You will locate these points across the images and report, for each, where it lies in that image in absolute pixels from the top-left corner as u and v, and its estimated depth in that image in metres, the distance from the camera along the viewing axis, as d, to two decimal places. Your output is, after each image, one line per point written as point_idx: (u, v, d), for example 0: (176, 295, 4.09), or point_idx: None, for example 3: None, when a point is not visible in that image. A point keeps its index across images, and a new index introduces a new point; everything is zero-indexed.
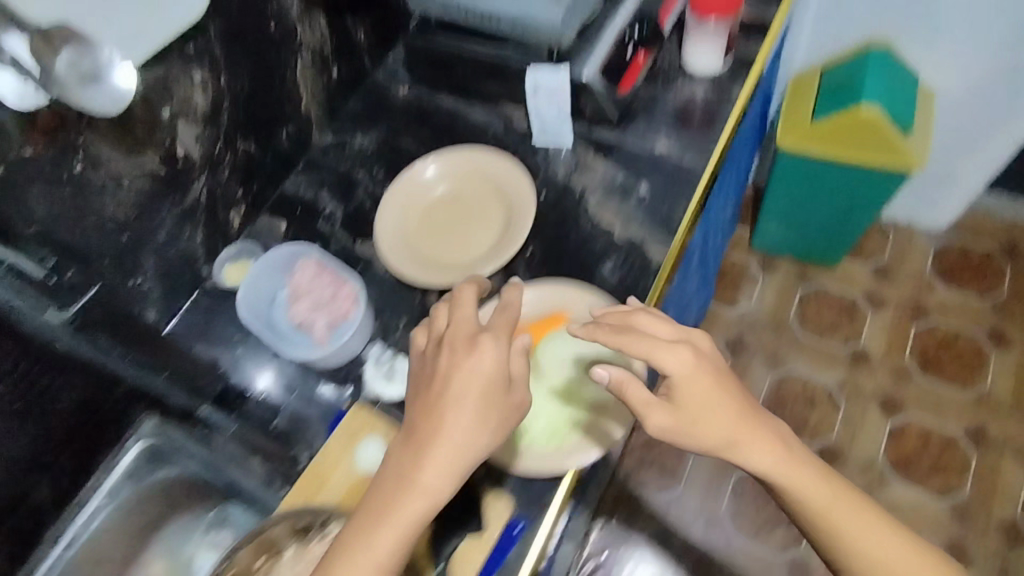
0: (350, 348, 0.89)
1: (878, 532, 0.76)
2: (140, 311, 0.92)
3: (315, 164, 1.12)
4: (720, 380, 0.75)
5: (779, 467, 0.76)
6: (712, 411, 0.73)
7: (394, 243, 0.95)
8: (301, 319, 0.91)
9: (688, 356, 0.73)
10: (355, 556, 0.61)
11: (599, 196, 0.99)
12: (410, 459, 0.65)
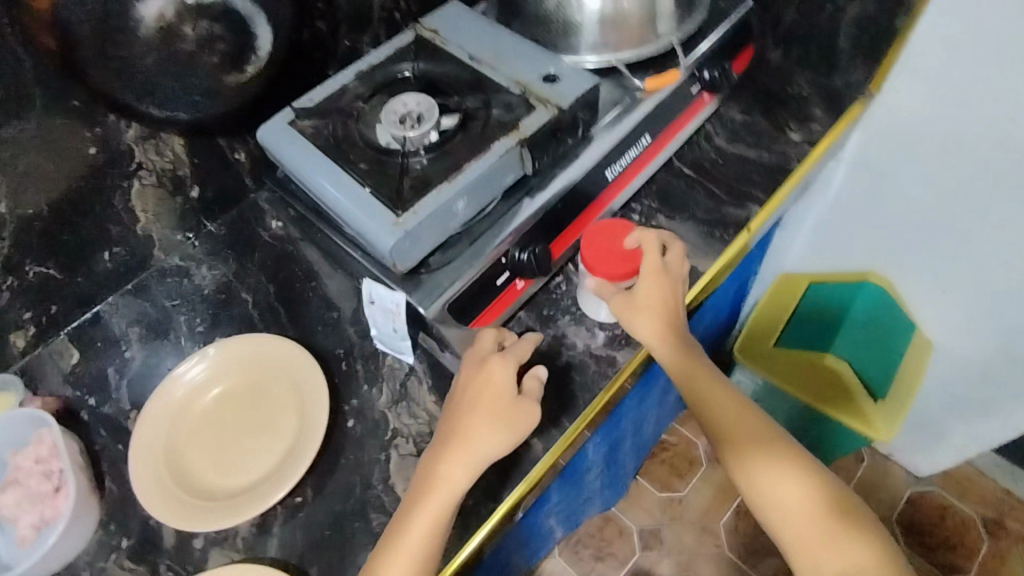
0: (37, 571, 0.73)
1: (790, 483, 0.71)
2: None
3: (145, 288, 0.97)
4: (679, 311, 0.78)
5: (710, 389, 0.75)
6: (673, 342, 0.76)
7: (148, 452, 0.78)
8: (6, 511, 0.75)
9: (670, 292, 0.77)
10: (395, 544, 0.64)
11: (412, 448, 0.80)
12: (443, 449, 0.68)
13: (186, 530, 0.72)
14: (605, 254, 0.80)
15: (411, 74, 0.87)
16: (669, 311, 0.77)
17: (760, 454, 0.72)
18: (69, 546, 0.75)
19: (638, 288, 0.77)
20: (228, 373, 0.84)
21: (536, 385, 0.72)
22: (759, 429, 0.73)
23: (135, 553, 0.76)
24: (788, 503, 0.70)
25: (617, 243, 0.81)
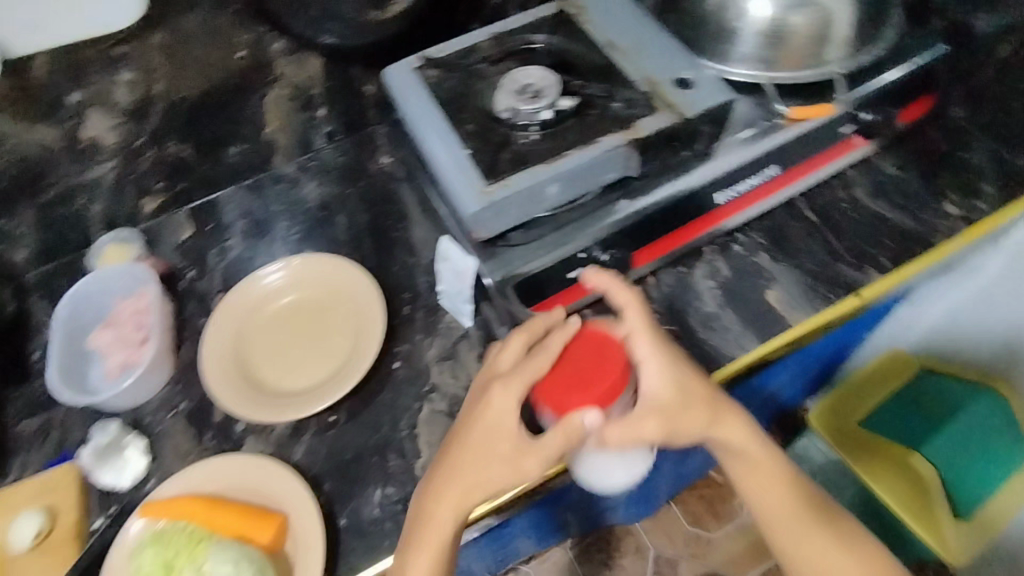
0: (107, 406, 0.84)
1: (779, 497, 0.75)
2: (9, 248, 0.97)
3: (260, 188, 1.08)
4: (696, 386, 0.70)
5: (747, 437, 0.74)
6: (683, 418, 0.69)
7: (222, 339, 0.86)
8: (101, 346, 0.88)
9: (679, 368, 0.70)
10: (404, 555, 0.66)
11: (442, 406, 0.82)
12: (434, 488, 0.66)
13: (250, 416, 0.80)
14: (567, 387, 0.64)
15: (542, 46, 0.88)
16: (673, 388, 0.69)
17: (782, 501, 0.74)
18: (136, 393, 0.85)
19: (641, 380, 0.68)
20: (299, 285, 0.91)
21: (553, 441, 0.62)
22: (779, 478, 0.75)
23: (188, 417, 0.85)
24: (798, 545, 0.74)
25: (582, 362, 0.66)
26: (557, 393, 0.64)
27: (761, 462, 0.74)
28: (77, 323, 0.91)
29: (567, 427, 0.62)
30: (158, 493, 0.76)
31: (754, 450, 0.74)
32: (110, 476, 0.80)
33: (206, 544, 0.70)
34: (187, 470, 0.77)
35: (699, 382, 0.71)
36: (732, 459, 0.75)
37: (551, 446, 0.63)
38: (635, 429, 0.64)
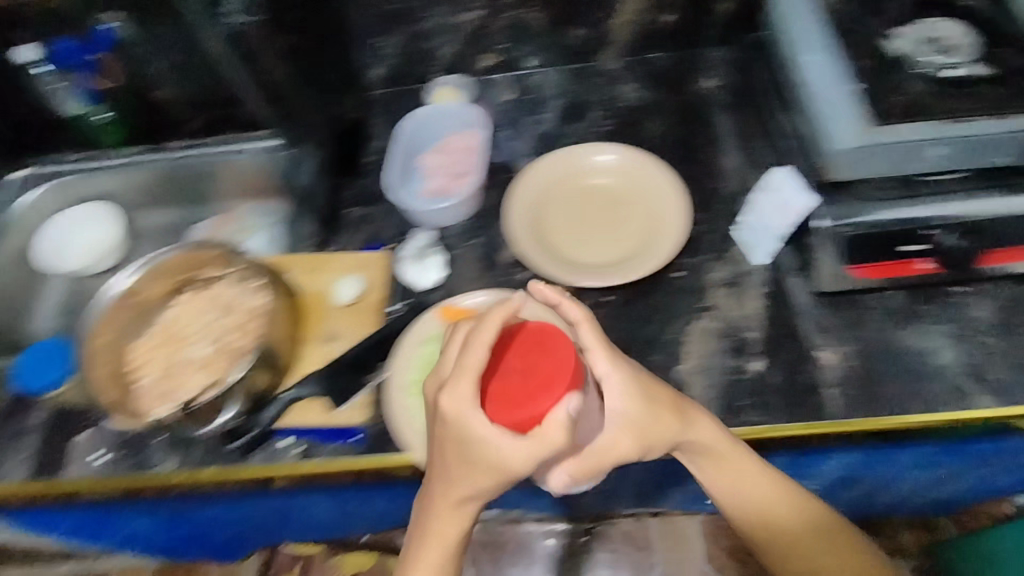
0: (422, 218, 0.96)
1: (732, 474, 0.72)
2: (369, 63, 1.11)
3: (581, 74, 1.12)
4: (648, 391, 0.65)
5: (729, 458, 0.71)
6: (653, 427, 0.64)
7: (531, 189, 0.94)
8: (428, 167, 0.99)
9: (636, 409, 0.63)
10: (427, 533, 0.64)
11: (713, 325, 0.84)
12: (442, 482, 0.62)
13: (523, 258, 0.89)
14: (513, 391, 0.57)
15: (961, 4, 0.81)
16: (645, 397, 0.64)
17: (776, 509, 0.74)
18: (443, 216, 0.96)
19: (611, 404, 0.63)
20: (614, 174, 0.95)
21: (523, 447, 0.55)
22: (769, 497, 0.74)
23: (479, 251, 0.95)
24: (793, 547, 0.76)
25: (545, 360, 0.58)
26: (501, 408, 0.57)
27: (746, 480, 0.72)
28: (411, 145, 1.03)
29: (552, 428, 0.55)
30: (451, 301, 0.87)
31: (744, 464, 0.72)
32: (414, 274, 0.92)
33: None
34: (476, 291, 0.87)
35: (660, 395, 0.66)
36: (725, 488, 0.73)
37: (524, 452, 0.55)
38: (600, 452, 0.62)
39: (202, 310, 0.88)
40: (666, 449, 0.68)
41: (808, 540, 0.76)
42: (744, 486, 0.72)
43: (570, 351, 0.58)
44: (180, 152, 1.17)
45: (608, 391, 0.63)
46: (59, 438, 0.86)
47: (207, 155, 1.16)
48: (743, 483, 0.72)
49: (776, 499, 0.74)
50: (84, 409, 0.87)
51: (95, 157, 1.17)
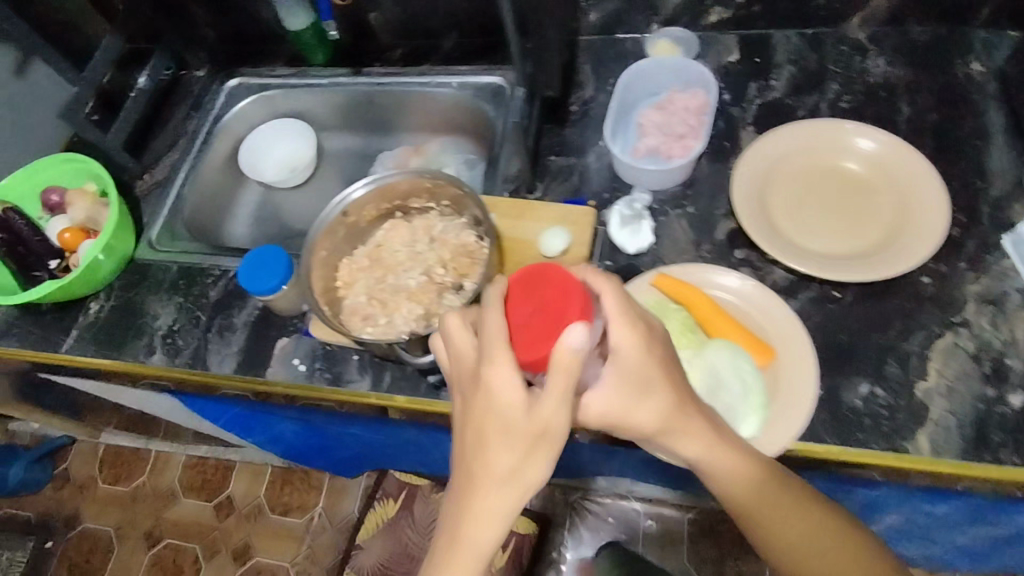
0: (633, 178, 0.92)
1: (709, 438, 0.64)
2: (587, 6, 1.04)
3: (819, 42, 1.01)
4: (648, 365, 0.59)
5: (725, 459, 0.65)
6: (657, 398, 0.60)
7: (763, 158, 0.87)
8: (646, 123, 0.94)
9: (659, 373, 0.60)
10: (459, 534, 0.58)
11: (964, 344, 0.75)
12: (472, 464, 0.58)
13: (746, 228, 0.83)
14: (531, 327, 0.56)
15: None
16: (645, 368, 0.59)
17: (785, 516, 0.66)
18: (656, 180, 0.91)
19: (613, 372, 0.59)
20: (861, 163, 0.86)
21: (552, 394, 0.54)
22: (774, 504, 0.66)
23: (691, 220, 0.89)
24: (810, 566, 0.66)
25: (544, 292, 0.57)
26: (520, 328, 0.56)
27: (746, 482, 0.65)
28: (637, 94, 0.98)
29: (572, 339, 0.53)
30: (666, 270, 0.81)
31: (743, 468, 0.65)
32: (624, 238, 0.87)
33: (710, 337, 0.76)
34: (694, 265, 0.81)
35: (669, 371, 0.61)
36: (722, 480, 0.65)
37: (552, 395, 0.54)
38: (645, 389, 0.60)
39: (413, 238, 0.88)
40: (658, 432, 0.63)
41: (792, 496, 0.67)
42: (755, 486, 0.65)
43: (575, 275, 0.58)
44: (381, 80, 1.15)
45: (618, 352, 0.58)
46: (265, 340, 0.90)
47: (407, 84, 1.14)
48: (748, 485, 0.65)
49: (784, 503, 0.66)
50: (289, 317, 0.91)
51: (299, 74, 1.19)
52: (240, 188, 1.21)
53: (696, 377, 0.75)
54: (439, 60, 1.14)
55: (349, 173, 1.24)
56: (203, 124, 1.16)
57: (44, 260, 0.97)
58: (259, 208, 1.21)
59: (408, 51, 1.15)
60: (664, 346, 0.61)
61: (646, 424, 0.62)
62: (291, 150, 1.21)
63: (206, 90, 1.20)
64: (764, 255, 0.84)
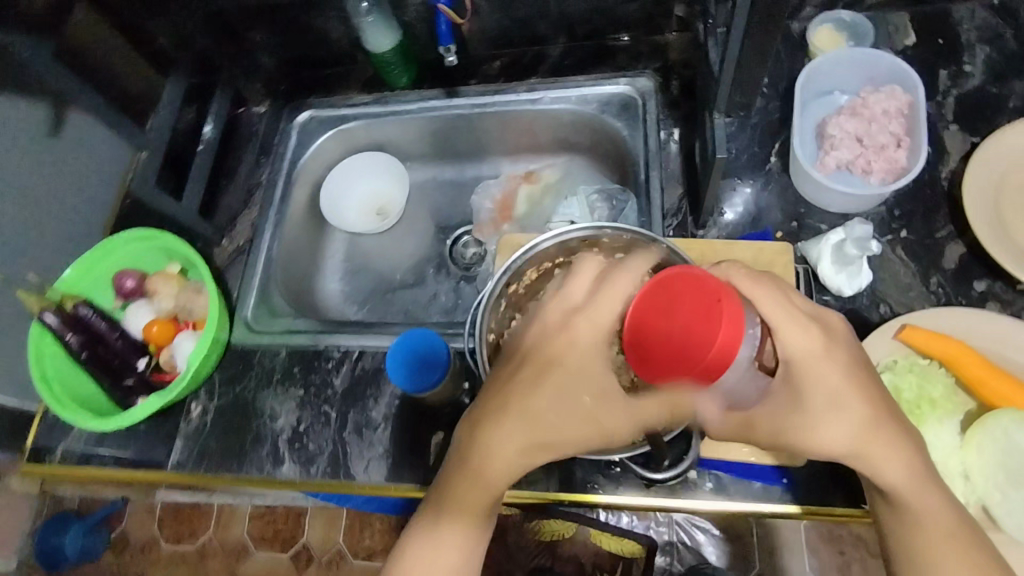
0: (829, 202, 0.78)
1: (904, 455, 0.53)
2: None
3: (1009, 14, 0.85)
4: (857, 377, 0.53)
5: (919, 487, 0.53)
6: (861, 417, 0.52)
7: (994, 166, 0.74)
8: (832, 134, 0.79)
9: (864, 380, 0.53)
10: (464, 480, 0.55)
11: None
12: (498, 410, 0.54)
13: (994, 254, 0.69)
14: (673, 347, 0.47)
15: None
16: (844, 388, 0.52)
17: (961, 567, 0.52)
18: (857, 204, 0.77)
19: (801, 381, 0.52)
20: None
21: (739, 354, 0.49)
22: (948, 548, 0.53)
23: (909, 249, 0.75)
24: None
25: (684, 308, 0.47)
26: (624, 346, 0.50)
27: (921, 519, 0.53)
28: (815, 97, 0.82)
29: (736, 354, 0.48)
30: (910, 319, 0.67)
31: (931, 509, 0.53)
32: (840, 279, 0.72)
33: (993, 409, 0.62)
34: (946, 309, 0.66)
35: (873, 389, 0.53)
36: (916, 528, 0.54)
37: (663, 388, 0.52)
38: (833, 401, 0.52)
39: None
40: (851, 458, 0.53)
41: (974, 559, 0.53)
42: (932, 526, 0.53)
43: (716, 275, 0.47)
44: (483, 100, 0.97)
45: (810, 370, 0.52)
46: (418, 436, 0.77)
47: (513, 102, 0.96)
48: (925, 521, 0.53)
49: (957, 550, 0.53)
50: (441, 405, 0.77)
51: (380, 101, 1.01)
52: (324, 237, 1.05)
53: (988, 454, 0.61)
54: (548, 72, 0.97)
55: (444, 206, 1.08)
56: (279, 171, 0.99)
57: (131, 361, 0.83)
58: (348, 258, 1.06)
59: (509, 62, 0.98)
60: (875, 372, 0.54)
61: (835, 451, 0.53)
62: (376, 188, 1.05)
63: (273, 129, 1.02)
64: (1010, 285, 0.71)
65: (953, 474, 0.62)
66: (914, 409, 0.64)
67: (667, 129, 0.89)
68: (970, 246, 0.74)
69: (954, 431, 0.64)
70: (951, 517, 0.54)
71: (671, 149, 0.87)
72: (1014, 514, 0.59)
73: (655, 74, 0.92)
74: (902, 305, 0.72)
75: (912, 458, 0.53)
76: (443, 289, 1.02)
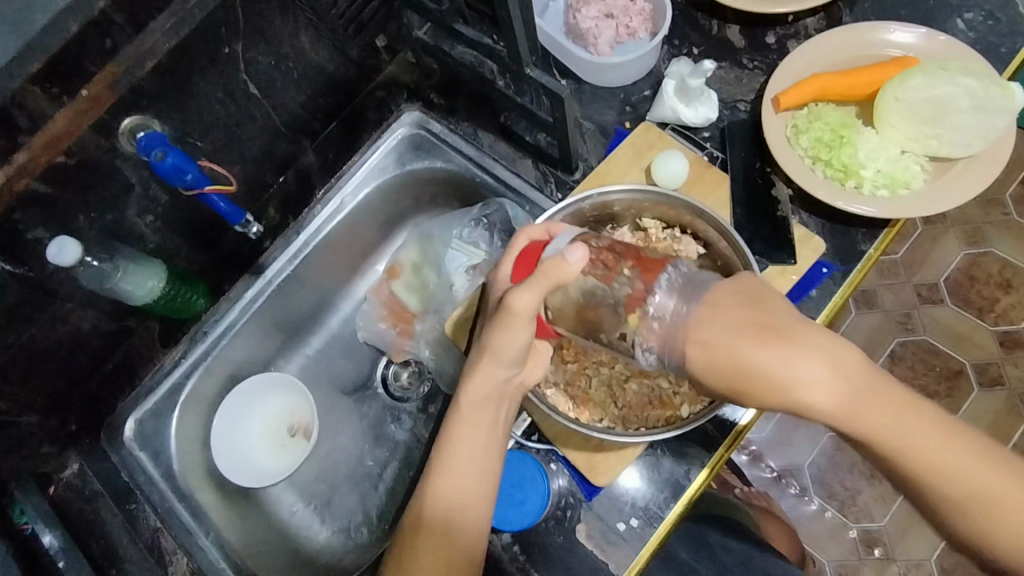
0: (633, 73, 0.81)
1: (818, 382, 0.47)
2: None
3: None
4: (753, 322, 0.48)
5: (865, 402, 0.47)
6: (778, 355, 0.47)
7: None
8: (584, 29, 0.80)
9: (747, 331, 0.47)
10: (438, 519, 0.59)
11: None
12: (467, 428, 0.60)
13: (762, 10, 0.77)
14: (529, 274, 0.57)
15: None
16: (744, 350, 0.47)
17: (932, 450, 0.48)
18: (651, 57, 0.80)
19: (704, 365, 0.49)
20: None
21: (538, 292, 0.52)
22: (921, 451, 0.48)
23: (709, 57, 0.82)
24: (969, 508, 0.48)
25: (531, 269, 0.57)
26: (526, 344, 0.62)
27: (895, 430, 0.48)
28: (544, 15, 0.83)
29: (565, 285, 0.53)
30: (774, 92, 0.73)
31: (884, 427, 0.48)
32: (702, 112, 0.76)
33: (880, 92, 0.70)
34: (783, 65, 0.73)
35: (762, 331, 0.47)
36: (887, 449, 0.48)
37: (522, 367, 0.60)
38: (762, 380, 0.47)
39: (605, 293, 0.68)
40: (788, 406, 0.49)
41: (938, 454, 0.48)
42: (903, 445, 0.48)
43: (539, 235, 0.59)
44: (292, 249, 0.85)
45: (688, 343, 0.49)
46: (564, 545, 0.67)
47: (320, 227, 0.86)
48: (892, 441, 0.48)
49: (925, 439, 0.48)
50: (556, 496, 0.68)
51: (197, 337, 0.84)
52: (266, 507, 0.86)
53: (906, 123, 0.69)
54: (322, 177, 0.89)
55: (341, 369, 0.94)
56: (167, 498, 0.79)
57: None
58: (309, 498, 0.88)
59: (279, 201, 0.88)
60: (775, 313, 0.48)
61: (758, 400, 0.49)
62: (273, 411, 0.88)
63: (115, 473, 0.80)
64: (783, 22, 0.81)
65: (900, 157, 0.69)
66: (840, 141, 0.70)
67: (466, 130, 0.86)
68: (739, 20, 0.81)
69: (872, 131, 0.71)
70: (898, 412, 0.48)
71: (488, 140, 0.85)
72: (958, 142, 0.67)
73: (412, 103, 0.88)
74: (748, 93, 0.79)
75: (830, 383, 0.47)
76: (420, 428, 0.90)
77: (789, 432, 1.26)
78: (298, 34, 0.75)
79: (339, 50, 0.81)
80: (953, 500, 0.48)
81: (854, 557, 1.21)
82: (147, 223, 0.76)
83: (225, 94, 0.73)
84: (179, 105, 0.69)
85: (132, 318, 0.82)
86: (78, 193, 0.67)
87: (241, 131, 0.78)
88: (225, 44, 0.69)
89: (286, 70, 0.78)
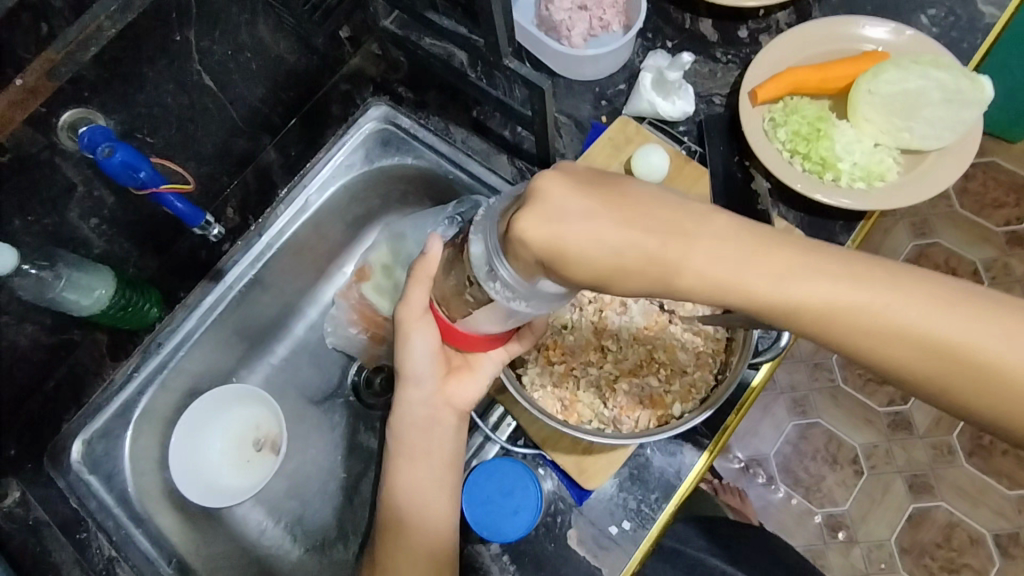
0: (608, 66, 0.79)
1: (665, 246, 0.37)
2: None
3: None
4: (600, 205, 0.38)
5: (721, 261, 0.37)
6: (622, 232, 0.37)
7: None
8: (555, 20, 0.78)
9: (592, 212, 0.37)
10: (399, 549, 0.59)
11: None
12: (408, 454, 0.61)
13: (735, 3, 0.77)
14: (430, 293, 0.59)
15: None
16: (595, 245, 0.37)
17: (832, 303, 0.36)
18: (625, 51, 0.79)
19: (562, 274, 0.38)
20: None
21: (422, 290, 0.55)
22: (829, 301, 0.36)
23: (681, 51, 0.81)
24: (916, 363, 0.36)
25: None
26: (456, 355, 0.61)
27: (791, 283, 0.37)
28: (515, 5, 0.80)
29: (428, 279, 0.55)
30: (750, 85, 0.73)
31: (779, 291, 0.37)
32: (679, 105, 0.75)
33: (855, 85, 0.71)
34: (759, 57, 0.73)
35: (608, 205, 0.38)
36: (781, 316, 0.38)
37: (430, 372, 0.59)
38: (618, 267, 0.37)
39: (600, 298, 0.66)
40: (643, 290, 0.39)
41: (843, 313, 0.36)
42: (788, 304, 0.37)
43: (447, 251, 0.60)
44: (254, 253, 0.80)
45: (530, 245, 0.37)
46: (554, 552, 0.65)
47: (285, 227, 0.80)
48: (769, 303, 0.37)
49: (822, 296, 0.36)
50: (547, 502, 0.66)
51: (150, 351, 0.77)
52: (233, 528, 0.81)
53: (878, 116, 0.70)
54: (285, 175, 0.84)
55: (309, 378, 0.89)
56: (122, 525, 0.73)
57: None
58: (278, 516, 0.83)
59: (238, 202, 0.83)
60: (618, 197, 0.38)
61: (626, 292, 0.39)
62: (233, 438, 0.83)
63: (63, 501, 0.73)
64: (755, 16, 0.81)
65: (874, 149, 0.70)
66: (817, 134, 0.70)
67: (438, 125, 0.83)
68: (711, 13, 0.81)
69: (846, 124, 0.72)
70: (781, 267, 0.37)
71: (461, 135, 0.82)
72: (930, 134, 0.68)
73: (380, 96, 0.84)
74: (723, 87, 0.78)
75: (683, 251, 0.37)
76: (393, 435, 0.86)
77: (754, 422, 1.28)
78: (255, 23, 0.71)
79: (298, 42, 0.77)
80: (893, 362, 0.37)
81: (820, 542, 1.23)
82: (91, 226, 0.70)
83: (176, 86, 0.67)
84: (125, 99, 0.64)
85: (76, 331, 0.76)
86: (11, 196, 0.61)
87: (195, 126, 0.73)
88: (176, 32, 0.63)
89: (243, 61, 0.73)
